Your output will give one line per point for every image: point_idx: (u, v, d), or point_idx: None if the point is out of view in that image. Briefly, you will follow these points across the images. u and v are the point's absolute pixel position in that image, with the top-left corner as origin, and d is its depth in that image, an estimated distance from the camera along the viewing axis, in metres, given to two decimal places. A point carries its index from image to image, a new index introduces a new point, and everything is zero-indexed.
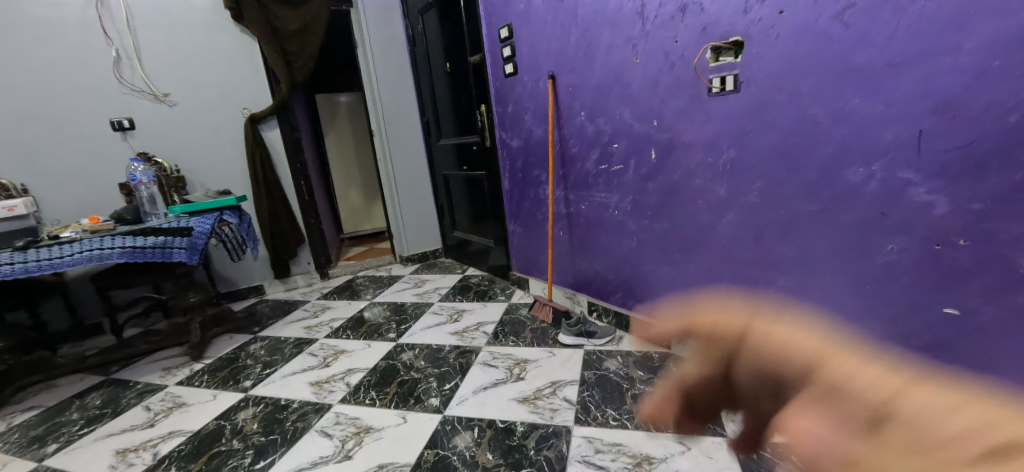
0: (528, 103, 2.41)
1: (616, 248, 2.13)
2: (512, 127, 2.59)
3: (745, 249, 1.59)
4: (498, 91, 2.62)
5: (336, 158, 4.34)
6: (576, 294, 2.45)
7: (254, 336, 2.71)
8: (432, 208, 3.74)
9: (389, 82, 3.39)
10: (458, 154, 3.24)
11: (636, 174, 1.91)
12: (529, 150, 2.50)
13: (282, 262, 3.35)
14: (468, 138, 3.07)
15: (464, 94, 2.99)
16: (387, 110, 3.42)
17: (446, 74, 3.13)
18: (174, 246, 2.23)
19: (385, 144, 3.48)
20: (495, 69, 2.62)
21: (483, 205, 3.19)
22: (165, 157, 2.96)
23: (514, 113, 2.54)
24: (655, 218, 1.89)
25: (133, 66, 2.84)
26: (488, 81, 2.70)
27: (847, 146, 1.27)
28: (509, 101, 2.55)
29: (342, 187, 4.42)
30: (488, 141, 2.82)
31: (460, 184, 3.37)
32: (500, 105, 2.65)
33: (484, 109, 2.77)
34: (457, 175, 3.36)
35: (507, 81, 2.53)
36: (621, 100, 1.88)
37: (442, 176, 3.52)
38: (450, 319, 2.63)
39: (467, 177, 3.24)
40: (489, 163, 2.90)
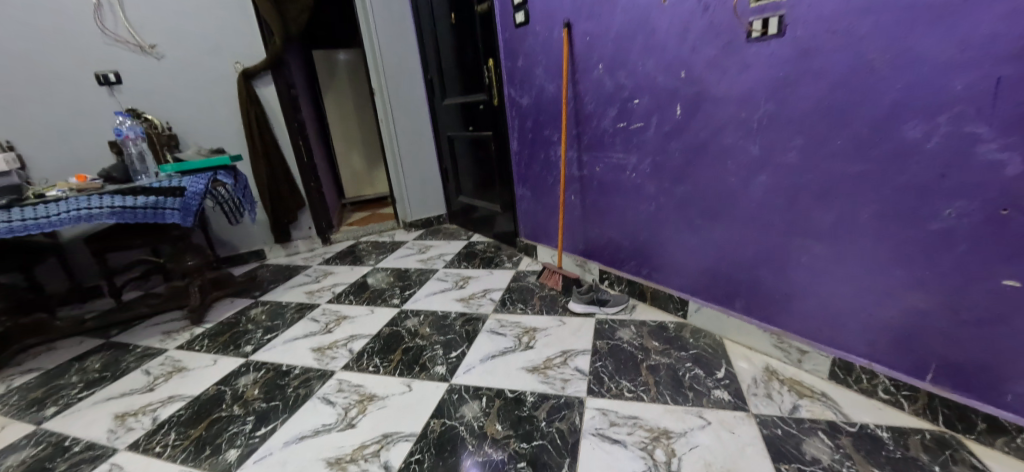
0: (540, 57, 2.25)
1: (633, 212, 2.02)
2: (522, 84, 2.43)
3: (776, 214, 1.48)
4: (507, 45, 2.45)
5: (336, 120, 4.18)
6: (586, 262, 2.36)
7: (254, 300, 2.64)
8: (436, 172, 3.61)
9: (390, 36, 3.19)
10: (463, 115, 3.08)
11: (657, 133, 1.78)
12: (540, 108, 2.35)
13: (283, 226, 3.25)
14: (474, 96, 2.91)
15: (469, 48, 2.81)
16: (389, 67, 3.24)
17: (450, 26, 2.93)
18: (166, 207, 2.14)
19: (386, 104, 3.31)
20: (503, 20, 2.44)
21: (489, 169, 3.05)
22: (156, 114, 2.83)
23: (524, 68, 2.38)
24: (677, 181, 1.77)
25: (116, 14, 2.67)
26: (494, 34, 2.52)
27: (907, 97, 1.15)
28: (518, 55, 2.39)
29: (343, 151, 4.28)
30: (494, 99, 2.66)
31: (465, 147, 3.22)
32: (508, 60, 2.48)
33: (491, 64, 2.60)
34: (462, 137, 3.21)
35: (517, 33, 2.35)
36: (644, 50, 1.72)
37: (446, 138, 3.37)
38: (455, 286, 2.54)
39: (472, 139, 3.09)
40: (496, 123, 2.75)
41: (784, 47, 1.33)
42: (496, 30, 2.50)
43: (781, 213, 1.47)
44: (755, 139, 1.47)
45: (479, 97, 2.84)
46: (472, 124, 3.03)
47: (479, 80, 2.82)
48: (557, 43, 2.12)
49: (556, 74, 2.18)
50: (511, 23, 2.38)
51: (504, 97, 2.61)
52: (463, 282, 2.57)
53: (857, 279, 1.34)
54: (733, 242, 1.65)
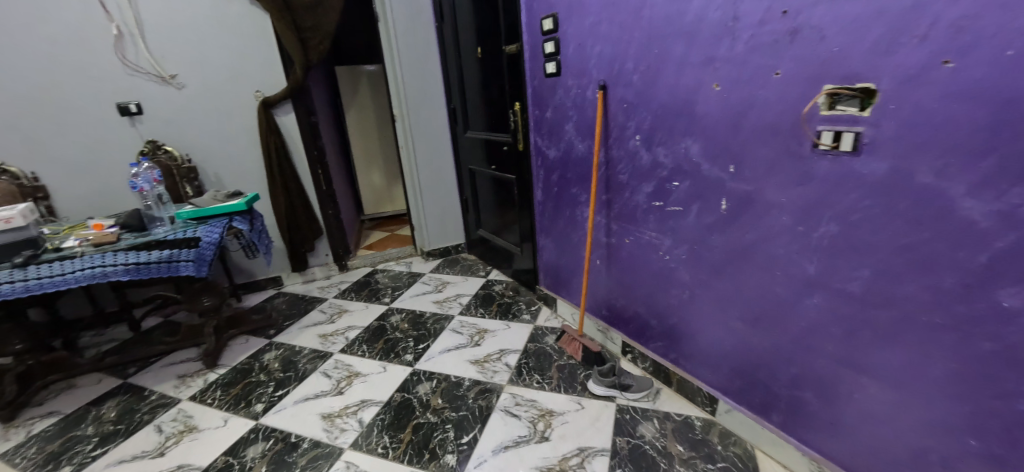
0: (570, 113, 2.08)
1: (664, 294, 1.88)
2: (549, 135, 2.27)
3: (828, 341, 1.33)
4: (535, 92, 2.29)
5: (357, 136, 4.10)
6: (609, 330, 2.24)
7: (268, 342, 2.61)
8: (457, 200, 3.50)
9: (414, 64, 3.07)
10: (487, 151, 2.96)
11: (697, 221, 1.62)
12: (568, 165, 2.20)
13: (300, 255, 3.20)
14: (498, 135, 2.77)
15: (496, 86, 2.67)
16: (411, 95, 3.12)
17: (476, 60, 2.79)
18: (180, 260, 2.04)
19: (408, 133, 3.21)
20: (531, 66, 2.27)
21: (512, 209, 2.93)
22: (176, 144, 2.79)
23: (552, 119, 2.22)
24: (715, 276, 1.62)
25: (136, 44, 2.62)
26: (522, 78, 2.36)
27: (1007, 259, 0.98)
28: (547, 106, 2.23)
29: (363, 167, 4.22)
30: (519, 144, 2.52)
31: (488, 183, 3.10)
32: (536, 108, 2.32)
33: (517, 108, 2.45)
34: (484, 172, 3.09)
35: (547, 83, 2.18)
36: (688, 133, 1.55)
37: (469, 170, 3.25)
38: (471, 341, 2.45)
39: (495, 176, 2.97)
40: (520, 168, 2.61)
41: (862, 167, 1.14)
42: (524, 74, 2.34)
43: (834, 341, 1.32)
44: (813, 257, 1.31)
45: (504, 138, 2.71)
46: (495, 162, 2.90)
47: (504, 120, 2.68)
48: (590, 103, 1.95)
49: (586, 135, 2.02)
50: (541, 70, 2.20)
51: (529, 144, 2.46)
52: (478, 338, 2.47)
53: (920, 433, 1.20)
54: (774, 355, 1.51)
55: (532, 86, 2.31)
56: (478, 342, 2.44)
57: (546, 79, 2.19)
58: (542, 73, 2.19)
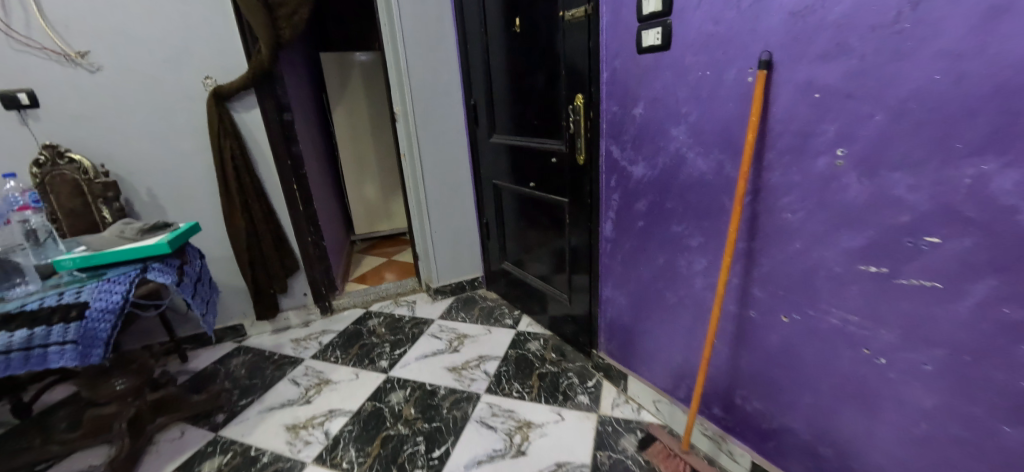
0: (683, 110, 1.32)
1: (860, 415, 1.12)
2: (638, 143, 1.49)
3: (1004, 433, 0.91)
4: (615, 78, 1.51)
5: (346, 140, 3.30)
6: (728, 442, 1.47)
7: (213, 437, 1.78)
8: (473, 224, 2.71)
9: (422, 43, 2.27)
10: (523, 162, 2.16)
11: (985, 313, 0.88)
12: (671, 190, 1.42)
13: (267, 297, 2.37)
14: (543, 141, 1.98)
15: (541, 71, 1.88)
16: (416, 86, 2.31)
17: (511, 36, 2.00)
18: (49, 344, 1.25)
19: (412, 138, 2.40)
20: (610, 39, 1.49)
21: (557, 243, 2.12)
22: (89, 150, 1.98)
23: (645, 120, 1.45)
24: (1017, 419, 0.89)
25: (26, 6, 1.81)
26: (591, 58, 1.58)
27: None
28: (637, 99, 1.46)
29: (354, 178, 3.40)
30: (580, 156, 1.74)
31: (521, 204, 2.30)
32: (614, 103, 1.54)
33: (579, 103, 1.67)
34: (515, 191, 2.29)
35: (641, 63, 1.41)
36: (993, 150, 0.81)
37: (493, 186, 2.45)
38: (513, 443, 1.66)
39: (533, 197, 2.17)
40: (578, 190, 1.82)
41: None
42: (594, 53, 1.57)
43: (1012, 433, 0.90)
44: None
45: (552, 145, 1.92)
46: (534, 178, 2.11)
47: (554, 121, 1.88)
48: (732, 93, 1.18)
49: (718, 145, 1.25)
50: (631, 43, 1.43)
51: (598, 156, 1.68)
52: (521, 436, 1.69)
53: None
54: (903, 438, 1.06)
55: (609, 69, 1.53)
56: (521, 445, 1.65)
57: (637, 58, 1.42)
58: (633, 48, 1.42)
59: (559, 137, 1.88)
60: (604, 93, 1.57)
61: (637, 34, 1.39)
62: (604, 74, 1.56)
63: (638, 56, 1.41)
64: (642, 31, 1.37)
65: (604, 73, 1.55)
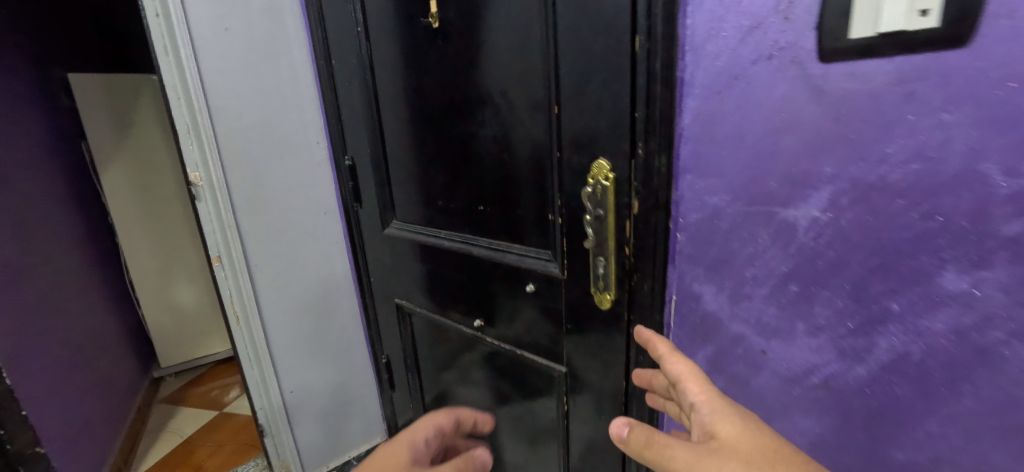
0: (1017, 228, 0.44)
1: None
2: (809, 293, 0.57)
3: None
4: (730, 125, 0.58)
5: (128, 217, 1.93)
6: None
7: None
8: (362, 364, 1.56)
9: (232, 50, 1.12)
10: (457, 276, 1.09)
11: None
12: (930, 424, 0.53)
13: None
14: (503, 246, 0.94)
15: (498, 107, 0.86)
16: (225, 131, 1.14)
17: (423, 37, 0.95)
18: None
19: (226, 232, 1.18)
20: (717, 25, 0.56)
21: (537, 437, 1.06)
22: None
23: (839, 240, 0.54)
24: None
25: None
26: (656, 79, 0.62)
27: None
28: (811, 185, 0.54)
29: (149, 277, 2.00)
30: (608, 295, 0.76)
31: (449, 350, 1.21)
32: (722, 189, 0.61)
33: (607, 180, 0.70)
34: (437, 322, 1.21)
35: (840, 88, 0.50)
36: None
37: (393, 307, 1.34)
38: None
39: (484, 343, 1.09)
40: (604, 360, 0.83)
41: None
42: (663, 63, 0.61)
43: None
44: None
45: (525, 258, 0.90)
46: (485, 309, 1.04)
47: (533, 210, 0.86)
48: None
49: None
50: (805, 33, 0.51)
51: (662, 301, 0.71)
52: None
53: None
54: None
55: (708, 103, 0.59)
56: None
57: (821, 75, 0.51)
58: (808, 48, 0.51)
59: (544, 245, 0.86)
60: (688, 163, 0.63)
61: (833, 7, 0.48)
62: (691, 117, 0.61)
63: (827, 71, 0.51)
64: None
65: (691, 114, 0.61)
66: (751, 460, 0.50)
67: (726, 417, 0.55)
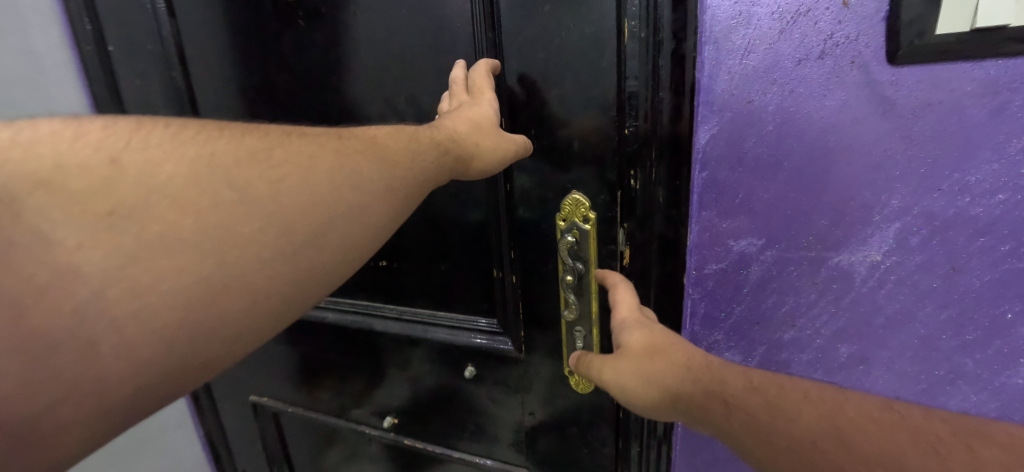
0: None
1: None
2: (865, 355, 0.46)
3: (963, 448, 0.28)
4: (766, 147, 0.43)
5: None
6: None
7: None
8: None
9: None
10: (344, 360, 0.75)
11: None
12: None
13: None
14: (420, 318, 0.65)
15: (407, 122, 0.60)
16: None
17: (268, 15, 0.62)
18: None
19: None
20: (749, 9, 0.41)
21: None
22: None
23: (905, 289, 0.43)
24: None
25: None
26: (660, 85, 0.45)
27: None
28: (871, 222, 0.42)
29: None
30: (589, 376, 0.57)
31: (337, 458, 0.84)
32: (753, 229, 0.46)
33: (587, 222, 0.51)
34: (312, 423, 0.83)
35: (913, 100, 0.39)
36: None
37: (235, 408, 0.89)
38: (173, 186, 0.28)
39: (395, 447, 0.77)
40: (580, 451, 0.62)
41: None
42: (671, 63, 0.44)
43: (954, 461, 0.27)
44: None
45: (456, 332, 0.63)
46: (393, 403, 0.73)
47: (464, 268, 0.60)
48: None
49: None
50: (868, 26, 0.39)
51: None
52: (203, 322, 0.29)
53: None
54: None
55: (734, 117, 0.44)
56: (39, 304, 0.25)
57: (890, 81, 0.39)
58: (872, 45, 0.39)
59: (487, 312, 0.61)
60: (704, 197, 0.46)
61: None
62: (710, 135, 0.45)
63: (898, 77, 0.39)
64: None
65: (710, 131, 0.45)
66: (636, 360, 0.44)
67: (637, 328, 0.46)
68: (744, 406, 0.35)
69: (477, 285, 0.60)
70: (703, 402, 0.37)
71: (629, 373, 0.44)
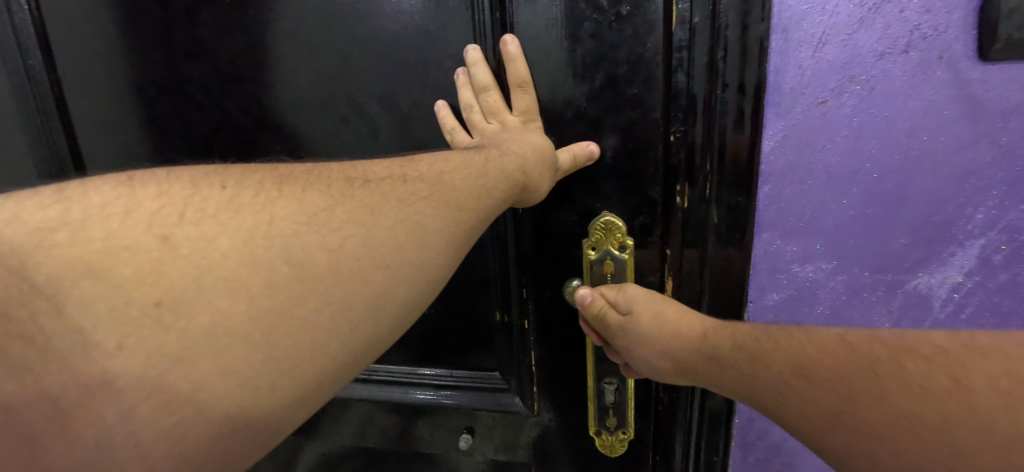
0: None
1: None
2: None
3: (895, 363, 0.28)
4: (841, 157, 0.36)
5: None
6: None
7: None
8: None
9: None
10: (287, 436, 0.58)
11: None
12: None
13: None
14: (395, 378, 0.51)
15: (377, 127, 0.46)
16: None
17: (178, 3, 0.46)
18: None
19: None
20: None
21: None
22: None
23: (986, 312, 0.38)
24: None
25: None
26: (718, 82, 0.37)
27: None
28: (953, 239, 0.37)
29: None
30: (620, 435, 0.47)
31: None
32: (823, 252, 0.39)
33: (623, 250, 0.43)
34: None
35: (1005, 101, 0.33)
36: None
37: None
38: (230, 265, 0.20)
39: None
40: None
41: None
42: (734, 56, 0.36)
43: (889, 381, 0.27)
44: None
45: (443, 392, 0.51)
46: None
47: (456, 311, 0.48)
48: None
49: None
50: (960, 16, 0.32)
51: (720, 442, 0.43)
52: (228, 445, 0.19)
53: None
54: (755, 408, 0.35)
55: (805, 120, 0.36)
56: (60, 435, 0.17)
57: (979, 80, 0.33)
58: (964, 37, 0.33)
59: (485, 366, 0.49)
60: (767, 215, 0.39)
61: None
62: (776, 142, 0.37)
63: (988, 75, 0.33)
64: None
65: (776, 137, 0.37)
66: (652, 330, 0.39)
67: (652, 302, 0.40)
68: (733, 361, 0.35)
69: (476, 333, 0.48)
70: (704, 362, 0.37)
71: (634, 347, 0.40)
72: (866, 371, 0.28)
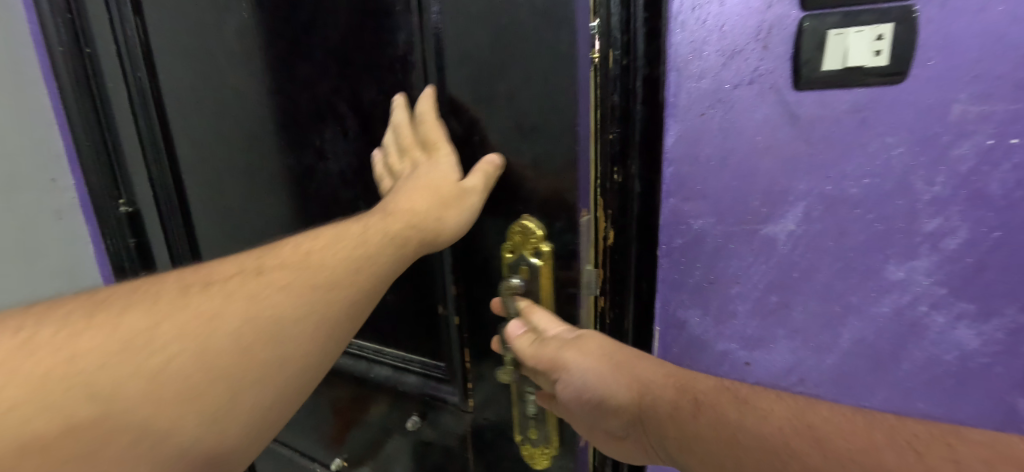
0: (935, 224, 0.43)
1: None
2: (786, 300, 0.48)
3: (945, 446, 0.28)
4: (714, 146, 0.45)
5: None
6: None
7: None
8: None
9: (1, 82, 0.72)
10: None
11: None
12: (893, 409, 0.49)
13: None
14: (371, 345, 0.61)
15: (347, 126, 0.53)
16: None
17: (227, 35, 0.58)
18: None
19: None
20: (700, 47, 0.43)
21: None
22: None
23: (812, 252, 0.46)
24: None
25: None
26: (636, 97, 0.43)
27: None
28: (785, 202, 0.45)
29: None
30: (543, 449, 0.49)
31: None
32: (707, 209, 0.47)
33: (538, 256, 0.44)
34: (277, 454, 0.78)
35: (813, 111, 0.42)
36: None
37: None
38: (25, 414, 0.25)
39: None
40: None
41: None
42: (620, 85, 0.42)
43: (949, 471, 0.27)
44: None
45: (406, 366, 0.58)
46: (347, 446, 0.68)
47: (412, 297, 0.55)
48: None
49: None
50: (783, 63, 0.42)
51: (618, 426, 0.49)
52: None
53: None
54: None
55: (688, 125, 0.45)
56: None
57: (797, 101, 0.42)
58: (785, 75, 0.42)
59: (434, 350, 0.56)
60: (670, 188, 0.47)
61: (809, 33, 0.40)
62: (675, 138, 0.46)
63: (802, 98, 0.42)
64: (833, 31, 0.40)
65: (674, 135, 0.46)
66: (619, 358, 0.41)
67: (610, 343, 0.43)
68: (713, 401, 0.35)
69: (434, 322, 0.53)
70: (673, 400, 0.37)
71: (586, 360, 0.41)
72: (914, 458, 0.28)
